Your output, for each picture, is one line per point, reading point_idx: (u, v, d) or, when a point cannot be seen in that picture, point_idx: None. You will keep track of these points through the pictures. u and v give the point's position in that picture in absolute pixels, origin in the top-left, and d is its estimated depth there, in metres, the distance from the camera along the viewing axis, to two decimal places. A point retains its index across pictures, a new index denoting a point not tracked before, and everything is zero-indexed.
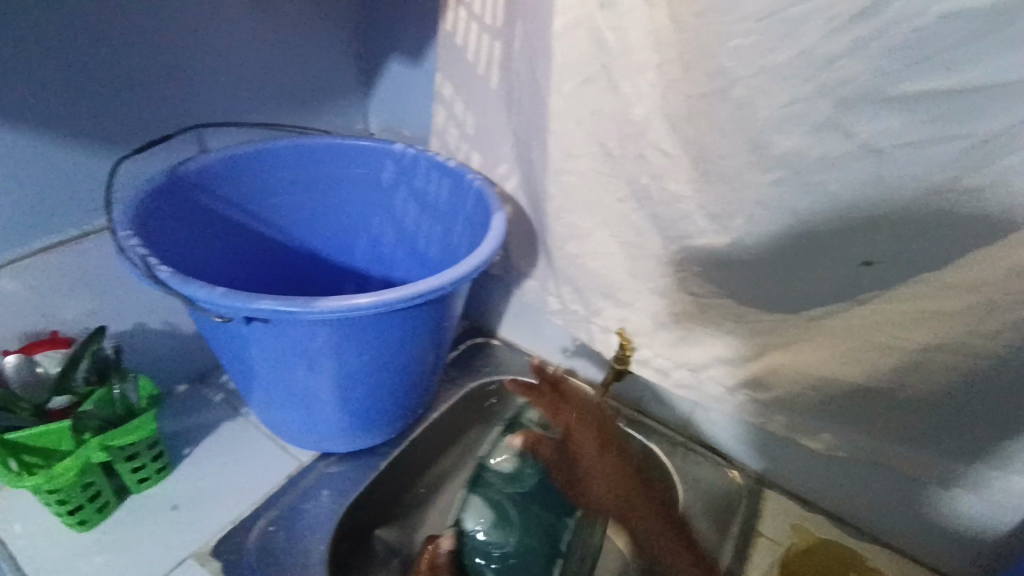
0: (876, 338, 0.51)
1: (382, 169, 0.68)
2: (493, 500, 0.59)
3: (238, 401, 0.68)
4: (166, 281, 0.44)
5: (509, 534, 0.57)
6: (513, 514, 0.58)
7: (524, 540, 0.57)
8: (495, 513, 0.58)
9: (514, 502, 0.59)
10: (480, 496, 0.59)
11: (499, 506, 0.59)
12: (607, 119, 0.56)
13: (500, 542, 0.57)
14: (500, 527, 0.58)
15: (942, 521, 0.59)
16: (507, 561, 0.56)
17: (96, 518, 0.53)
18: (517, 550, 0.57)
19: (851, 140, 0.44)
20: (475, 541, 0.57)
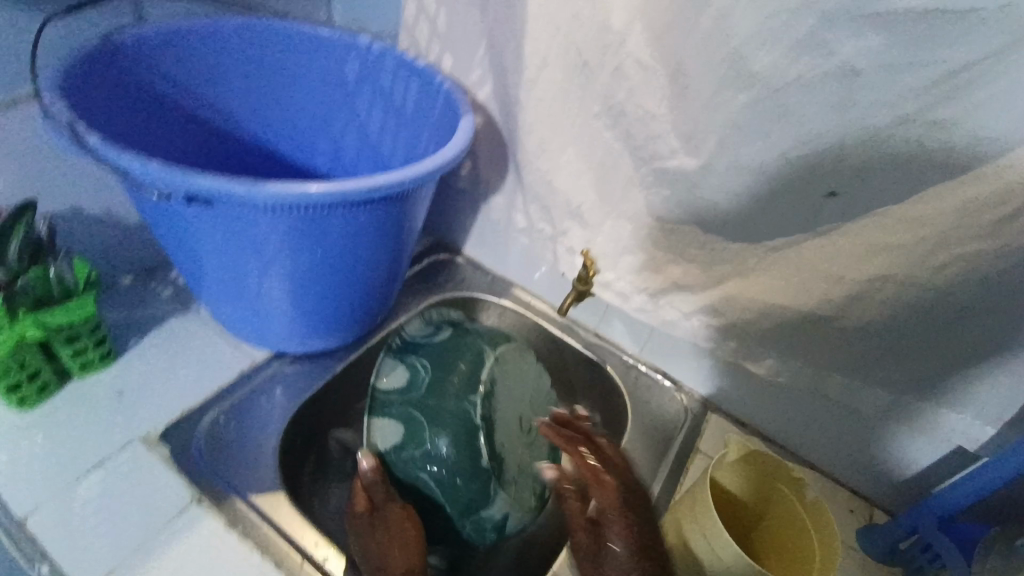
0: (828, 270, 0.52)
1: (345, 63, 0.63)
2: (398, 414, 0.58)
3: (188, 298, 0.66)
4: (97, 148, 0.41)
5: (420, 438, 0.56)
6: (419, 419, 0.57)
7: (440, 433, 0.56)
8: (402, 424, 0.57)
9: (416, 407, 0.58)
10: (383, 416, 0.58)
11: (405, 417, 0.57)
12: (585, 23, 0.52)
13: (418, 447, 0.56)
14: (413, 434, 0.57)
15: (869, 451, 0.63)
16: (441, 469, 0.56)
17: (37, 396, 0.53)
18: (439, 445, 0.56)
19: (831, 59, 0.43)
20: (397, 454, 0.56)
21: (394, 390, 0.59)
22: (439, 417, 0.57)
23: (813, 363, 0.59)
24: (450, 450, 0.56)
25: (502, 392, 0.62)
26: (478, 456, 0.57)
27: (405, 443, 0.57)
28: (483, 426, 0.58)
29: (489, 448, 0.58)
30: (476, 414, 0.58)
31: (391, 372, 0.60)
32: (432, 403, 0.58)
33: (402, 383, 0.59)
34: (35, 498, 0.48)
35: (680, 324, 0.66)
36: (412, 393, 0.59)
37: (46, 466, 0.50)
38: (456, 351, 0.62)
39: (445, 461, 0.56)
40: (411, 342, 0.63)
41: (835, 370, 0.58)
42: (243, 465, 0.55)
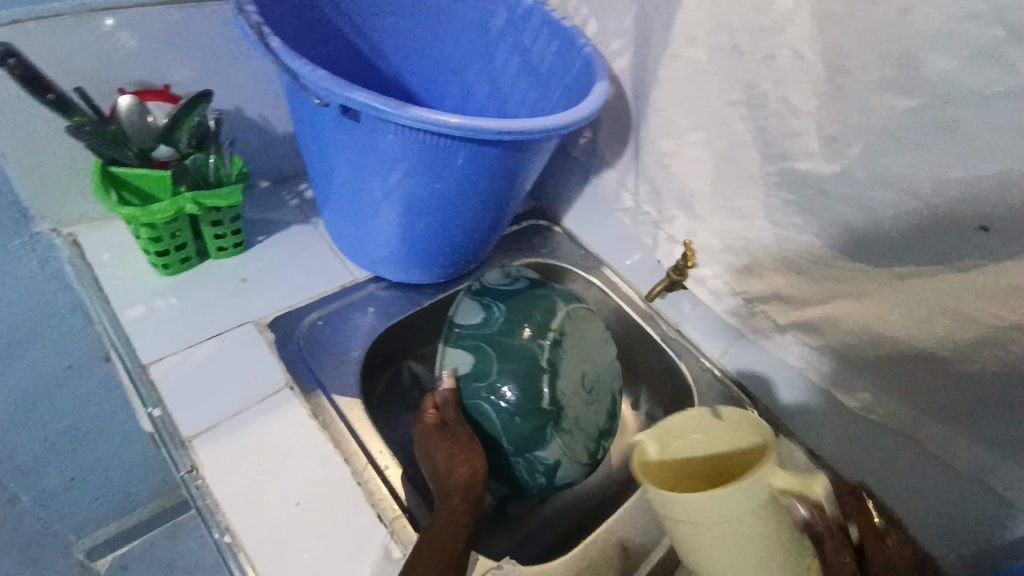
0: (957, 309, 0.48)
1: (493, 13, 0.66)
2: (472, 346, 0.60)
3: (310, 210, 0.72)
4: (276, 51, 0.45)
5: (489, 371, 0.59)
6: (492, 356, 0.59)
7: (510, 371, 0.59)
8: (475, 358, 0.59)
9: (490, 345, 0.60)
10: (459, 347, 0.60)
11: (478, 350, 0.60)
12: (746, 4, 0.50)
13: (487, 381, 0.58)
14: (483, 368, 0.59)
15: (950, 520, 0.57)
16: (506, 404, 0.58)
17: (178, 266, 0.60)
18: (508, 382, 0.58)
19: (1018, 77, 0.39)
20: (468, 383, 0.59)
21: (472, 324, 0.61)
22: (511, 356, 0.59)
23: (909, 405, 0.55)
24: (516, 389, 0.58)
25: (570, 346, 0.63)
26: (541, 398, 0.59)
27: (475, 374, 0.59)
28: (549, 372, 0.60)
29: (552, 392, 0.60)
30: (544, 360, 0.60)
31: (469, 308, 0.62)
32: (504, 343, 0.60)
33: (479, 319, 0.61)
34: (159, 352, 0.55)
35: (771, 334, 0.64)
36: (487, 330, 0.61)
37: (172, 326, 0.57)
38: (531, 300, 0.63)
39: (510, 397, 0.58)
40: (489, 286, 0.65)
41: (932, 417, 0.54)
42: (330, 366, 0.60)
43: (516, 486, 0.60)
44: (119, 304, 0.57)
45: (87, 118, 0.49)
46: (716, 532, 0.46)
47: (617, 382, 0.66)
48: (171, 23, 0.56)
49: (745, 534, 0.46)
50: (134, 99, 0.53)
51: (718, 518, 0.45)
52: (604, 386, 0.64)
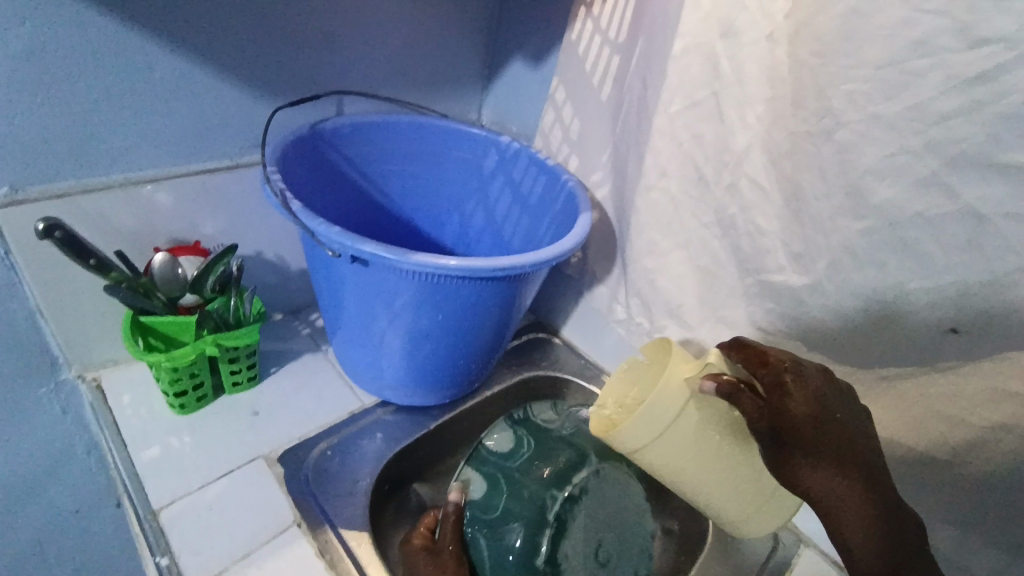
0: (946, 411, 0.50)
1: (486, 156, 0.74)
2: (490, 475, 0.62)
3: (320, 338, 0.77)
4: (296, 212, 0.52)
5: (496, 506, 0.60)
6: (506, 493, 0.61)
7: (517, 512, 0.60)
8: (490, 486, 0.61)
9: (508, 480, 0.62)
10: (479, 469, 0.62)
11: (495, 480, 0.62)
12: (706, 145, 0.57)
13: (494, 509, 0.60)
14: (495, 497, 0.61)
15: None
16: (501, 546, 0.58)
17: (194, 404, 0.62)
18: (511, 527, 0.59)
19: (954, 201, 0.44)
20: (475, 508, 0.60)
21: (501, 452, 0.63)
22: (521, 498, 0.61)
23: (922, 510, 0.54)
24: (518, 532, 0.59)
25: (588, 505, 0.62)
26: (537, 553, 0.58)
27: (484, 505, 0.60)
28: (558, 527, 0.60)
29: (551, 550, 0.59)
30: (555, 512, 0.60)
31: (505, 437, 0.64)
32: (525, 479, 0.62)
33: (510, 449, 0.64)
34: (171, 495, 0.56)
35: None
36: (513, 463, 0.63)
37: (184, 466, 0.58)
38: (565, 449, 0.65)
39: (507, 536, 0.59)
40: (530, 421, 0.67)
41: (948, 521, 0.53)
42: (339, 497, 0.60)
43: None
44: (135, 446, 0.59)
45: (123, 275, 0.55)
46: (683, 439, 0.54)
47: (637, 561, 0.62)
48: (201, 186, 0.64)
49: (689, 431, 0.54)
50: (166, 255, 0.58)
51: (656, 429, 0.53)
52: (624, 557, 0.61)
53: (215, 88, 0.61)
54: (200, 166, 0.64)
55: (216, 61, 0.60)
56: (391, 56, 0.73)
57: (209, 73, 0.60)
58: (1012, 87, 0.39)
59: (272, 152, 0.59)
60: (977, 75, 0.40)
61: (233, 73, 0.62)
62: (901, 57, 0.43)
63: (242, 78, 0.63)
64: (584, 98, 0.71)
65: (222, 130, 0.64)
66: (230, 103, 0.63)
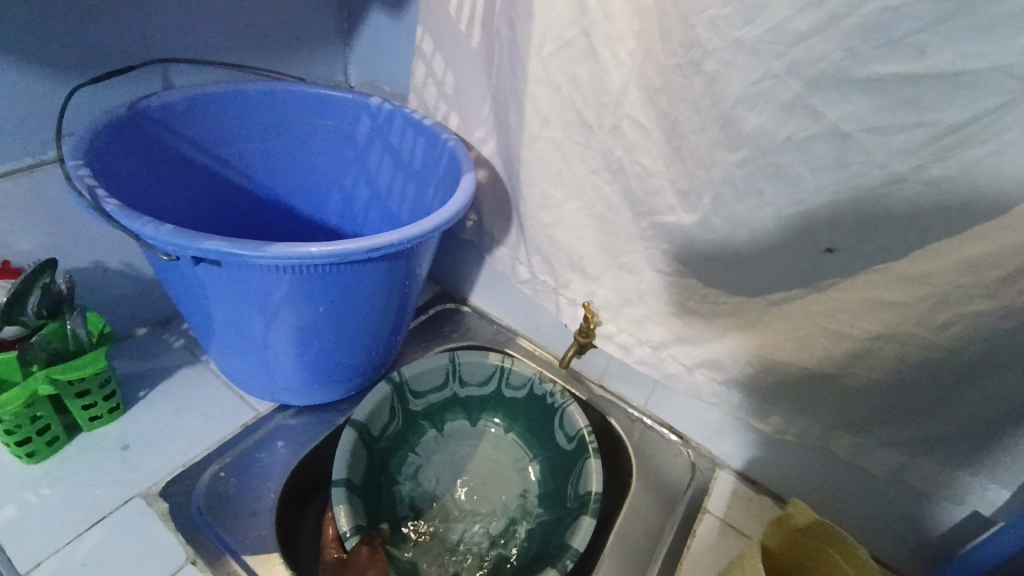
0: (831, 327, 0.51)
1: (357, 122, 0.67)
2: (493, 369, 0.71)
3: (198, 348, 0.69)
4: (114, 214, 0.44)
5: (471, 389, 0.72)
6: (489, 389, 0.72)
7: (464, 401, 0.73)
8: (483, 374, 0.71)
9: (495, 393, 0.73)
10: (490, 364, 0.71)
11: (489, 375, 0.71)
12: (583, 86, 0.54)
13: (438, 406, 0.72)
14: (442, 400, 0.72)
15: (903, 513, 0.60)
16: (451, 400, 0.72)
17: (46, 451, 0.55)
18: (465, 402, 0.73)
19: (819, 122, 0.44)
20: (457, 382, 0.71)
21: (442, 379, 0.70)
22: (489, 402, 0.74)
23: (820, 422, 0.57)
24: (458, 416, 0.74)
25: (492, 436, 0.74)
26: (461, 418, 0.74)
27: (461, 380, 0.71)
28: (500, 408, 0.74)
29: (466, 424, 0.74)
30: (508, 402, 0.73)
31: (474, 362, 0.71)
32: (470, 390, 0.72)
33: (459, 372, 0.71)
34: (35, 556, 0.49)
35: (683, 377, 0.64)
36: (493, 383, 0.72)
37: (47, 522, 0.51)
38: (524, 389, 0.71)
39: (447, 417, 0.73)
40: (506, 383, 0.71)
41: (847, 430, 0.57)
42: (240, 520, 0.55)
43: (424, 560, 0.61)
44: None
45: None
46: None
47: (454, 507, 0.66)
48: (2, 193, 0.53)
49: None
50: None
51: None
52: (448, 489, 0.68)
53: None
54: None
55: None
56: (222, 16, 0.63)
57: None
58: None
59: (77, 144, 0.49)
60: None
61: (15, 51, 0.50)
62: None
63: (31, 54, 0.51)
64: (454, 47, 0.65)
65: (12, 123, 0.53)
66: (20, 88, 0.52)
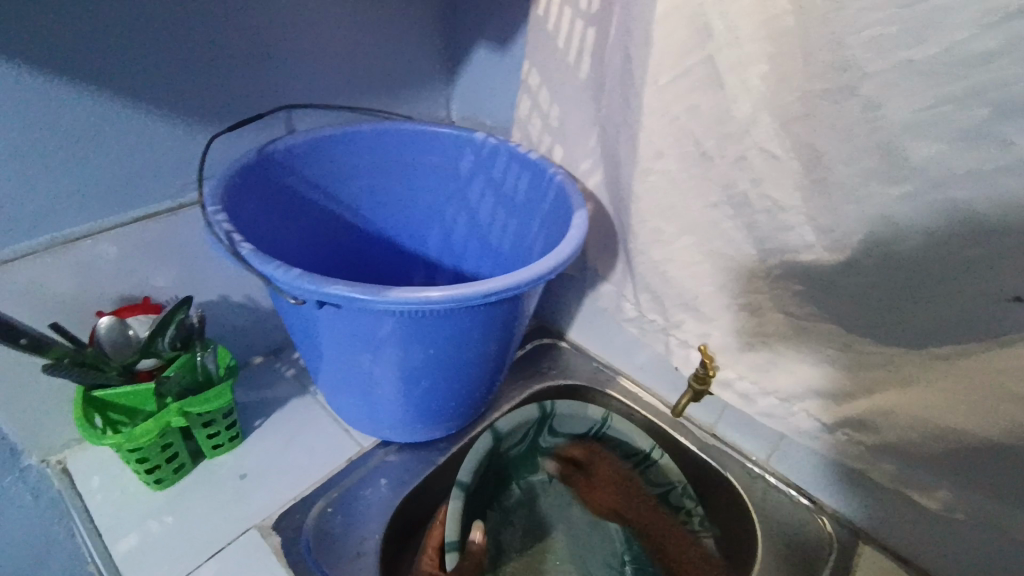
0: (1018, 391, 0.43)
1: (462, 158, 0.67)
2: (640, 450, 0.66)
3: (307, 379, 0.72)
4: (247, 258, 0.46)
5: (602, 458, 0.69)
6: (621, 467, 0.69)
7: (589, 465, 0.71)
8: (624, 449, 0.68)
9: (626, 476, 0.68)
10: (643, 443, 0.66)
11: (630, 454, 0.67)
12: (704, 116, 0.50)
13: (562, 454, 0.71)
14: (570, 451, 0.71)
15: None
16: (575, 454, 0.71)
17: (171, 477, 0.58)
18: (588, 467, 0.70)
19: (1011, 152, 0.37)
20: (593, 439, 0.70)
21: (583, 431, 0.69)
22: (616, 484, 0.69)
23: (1000, 500, 0.48)
24: (576, 476, 0.71)
25: (590, 504, 0.71)
26: (577, 479, 0.72)
27: (597, 441, 0.70)
28: (621, 496, 0.69)
29: (578, 486, 0.72)
30: (633, 492, 0.68)
31: (625, 436, 0.67)
32: (591, 453, 0.70)
33: (598, 435, 0.69)
34: None
35: (819, 434, 0.57)
36: (628, 466, 0.68)
37: (171, 550, 0.53)
38: (663, 486, 0.65)
39: (565, 469, 0.72)
40: (642, 473, 0.67)
41: None
42: (344, 560, 0.55)
43: None
44: (114, 535, 0.54)
45: (64, 350, 0.49)
46: None
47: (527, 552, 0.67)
48: (147, 236, 0.58)
49: None
50: (112, 319, 0.53)
51: None
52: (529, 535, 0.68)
53: (145, 124, 0.55)
54: (141, 213, 0.58)
55: (138, 94, 0.53)
56: (339, 61, 0.66)
57: (134, 110, 0.53)
58: None
59: (215, 189, 0.52)
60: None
61: (161, 105, 0.55)
62: None
63: (174, 106, 0.56)
64: (561, 80, 0.64)
65: (157, 170, 0.57)
66: (167, 138, 0.57)
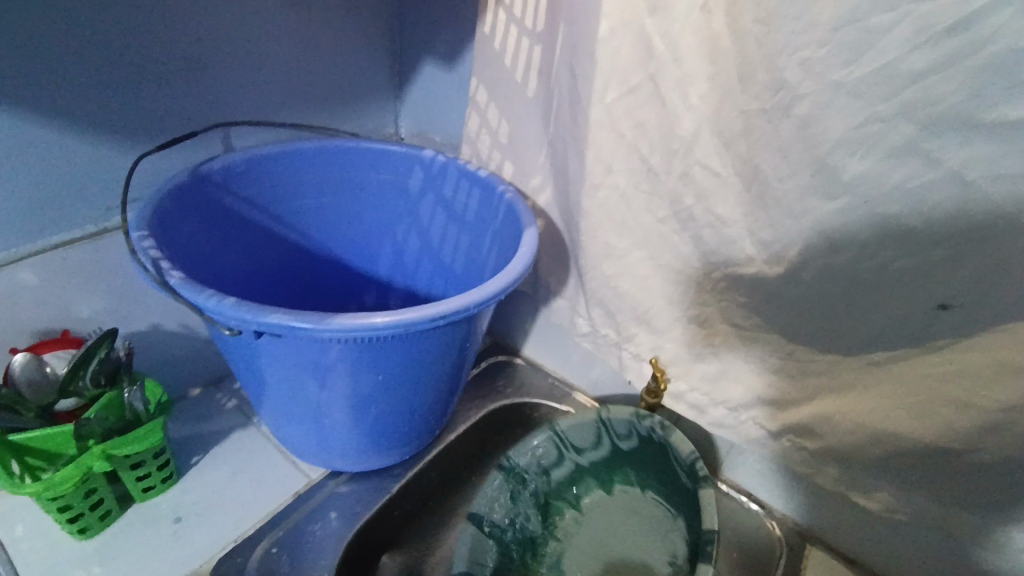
0: (948, 394, 0.45)
1: (410, 175, 0.66)
2: (592, 424, 0.64)
3: (250, 408, 0.68)
4: (175, 287, 0.44)
5: (587, 453, 0.65)
6: (607, 444, 0.65)
7: (586, 468, 0.66)
8: (592, 433, 0.64)
9: (614, 449, 0.65)
10: (589, 419, 0.63)
11: (596, 432, 0.64)
12: (651, 134, 0.51)
13: (561, 481, 0.65)
14: (564, 473, 0.65)
15: None
16: (568, 473, 0.65)
17: (97, 526, 0.53)
18: (589, 469, 0.66)
19: (935, 168, 0.39)
20: (569, 450, 0.64)
21: (553, 451, 0.63)
22: (635, 463, 0.66)
23: (934, 498, 0.51)
24: (593, 486, 0.66)
25: (619, 497, 0.66)
26: (593, 483, 0.66)
27: (576, 444, 0.64)
28: (625, 467, 0.66)
29: (591, 490, 0.66)
30: (629, 457, 0.66)
31: (581, 423, 0.63)
32: (591, 456, 0.65)
33: (564, 439, 0.63)
34: None
35: (768, 442, 0.58)
36: (605, 441, 0.65)
37: None
38: (634, 437, 0.64)
39: (574, 488, 0.66)
40: (611, 433, 0.64)
41: (967, 508, 0.49)
42: None
43: None
44: None
45: None
46: None
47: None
48: (65, 263, 0.53)
49: None
50: (28, 356, 0.50)
51: None
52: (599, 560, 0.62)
53: (63, 143, 0.51)
54: (59, 239, 0.53)
55: (55, 112, 0.49)
56: (280, 76, 0.64)
57: (49, 128, 0.50)
58: (976, 42, 0.35)
59: (142, 213, 0.49)
60: (947, 28, 0.35)
61: (81, 121, 0.51)
62: (859, 15, 0.37)
63: (96, 123, 0.52)
64: (509, 97, 0.64)
65: (76, 193, 0.53)
66: (89, 157, 0.53)
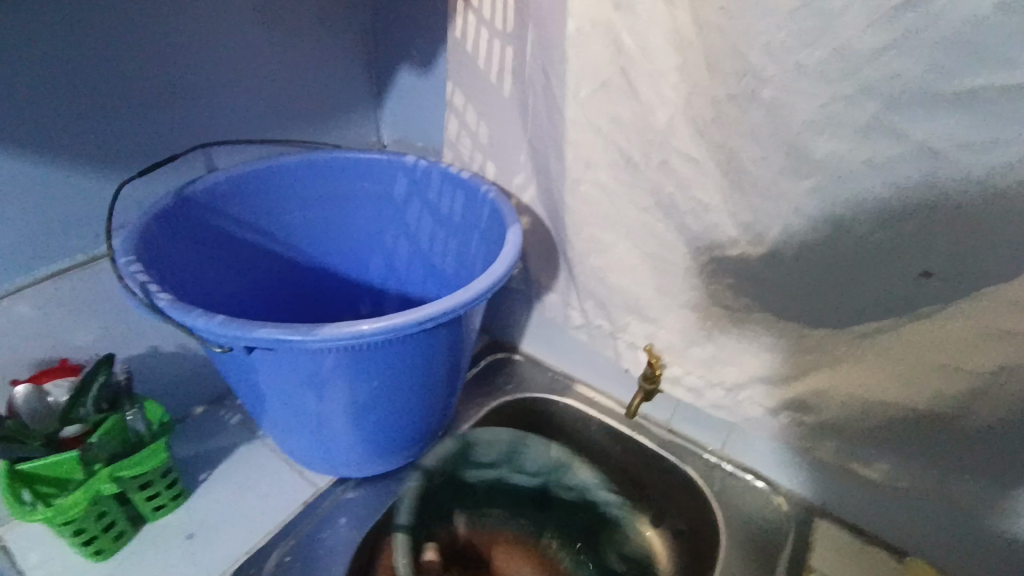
0: (937, 361, 0.46)
1: (394, 182, 0.66)
2: (506, 453, 0.66)
3: (254, 423, 0.69)
4: (166, 310, 0.45)
5: (475, 473, 0.66)
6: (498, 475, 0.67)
7: (472, 485, 0.66)
8: (498, 455, 0.66)
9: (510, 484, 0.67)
10: (505, 444, 0.66)
11: (501, 456, 0.66)
12: (625, 125, 0.51)
13: (447, 488, 0.64)
14: (452, 479, 0.64)
15: None
16: (455, 484, 0.65)
17: (111, 548, 0.54)
18: (472, 487, 0.66)
19: (903, 140, 0.39)
20: (467, 463, 0.65)
21: (458, 454, 0.64)
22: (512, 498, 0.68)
23: (932, 464, 0.51)
24: (463, 504, 0.66)
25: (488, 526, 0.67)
26: (468, 504, 0.66)
27: (474, 457, 0.65)
28: (515, 501, 0.68)
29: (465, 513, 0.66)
30: (520, 491, 0.68)
31: (492, 439, 0.66)
32: (480, 473, 0.66)
33: (519, 455, 0.67)
34: None
35: (766, 421, 0.59)
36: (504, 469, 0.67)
37: None
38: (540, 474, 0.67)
39: (449, 503, 0.65)
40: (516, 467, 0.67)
41: (965, 473, 0.50)
42: None
43: None
44: None
45: None
46: None
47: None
48: (59, 294, 0.55)
49: None
50: (28, 386, 0.51)
51: None
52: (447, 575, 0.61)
53: (48, 177, 0.52)
54: (48, 271, 0.54)
55: (38, 147, 0.50)
56: (257, 95, 0.64)
57: (33, 164, 0.50)
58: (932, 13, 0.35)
59: (130, 239, 0.50)
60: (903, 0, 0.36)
61: (63, 153, 0.52)
62: None
63: (79, 155, 0.53)
64: (485, 98, 0.64)
65: (64, 224, 0.54)
66: (74, 188, 0.53)
